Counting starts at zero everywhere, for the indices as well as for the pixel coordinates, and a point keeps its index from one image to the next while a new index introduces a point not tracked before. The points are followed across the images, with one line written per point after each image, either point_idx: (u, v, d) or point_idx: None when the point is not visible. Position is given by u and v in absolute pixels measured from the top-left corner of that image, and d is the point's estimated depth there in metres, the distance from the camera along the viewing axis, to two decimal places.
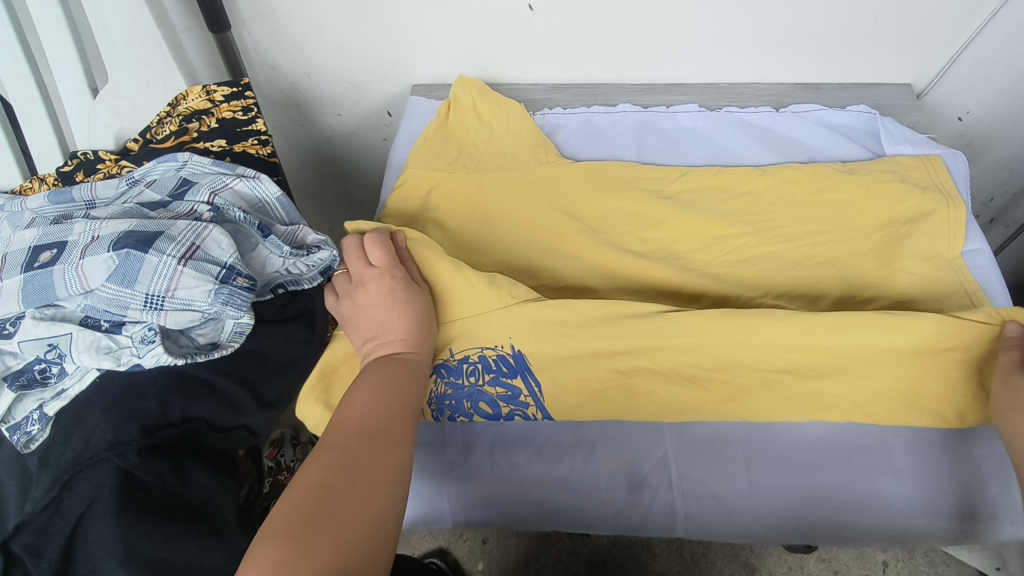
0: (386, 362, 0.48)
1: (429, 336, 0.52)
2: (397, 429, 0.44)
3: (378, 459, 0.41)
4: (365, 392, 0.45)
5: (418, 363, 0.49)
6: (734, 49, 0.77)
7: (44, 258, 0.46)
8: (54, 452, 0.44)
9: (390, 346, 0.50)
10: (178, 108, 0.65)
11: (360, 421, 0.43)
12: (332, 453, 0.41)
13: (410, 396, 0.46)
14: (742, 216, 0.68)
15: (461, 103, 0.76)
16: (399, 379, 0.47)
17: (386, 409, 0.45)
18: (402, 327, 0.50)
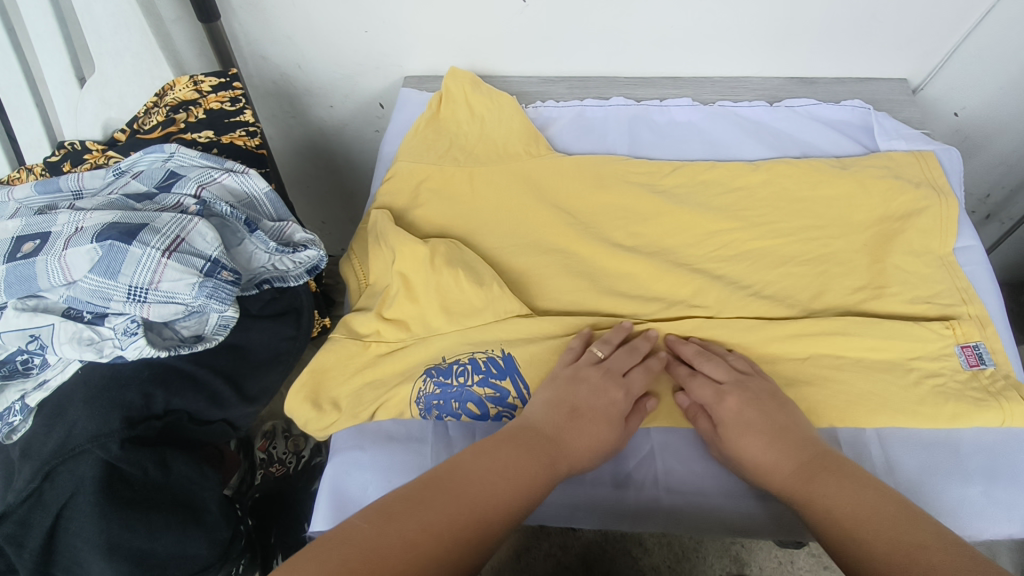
0: (546, 442, 0.49)
1: (600, 458, 0.51)
2: (499, 525, 0.43)
3: (470, 545, 0.41)
4: (502, 467, 0.46)
5: (565, 465, 0.49)
6: (728, 42, 0.77)
7: (27, 248, 0.45)
8: (36, 444, 0.44)
9: (572, 437, 0.50)
10: (165, 98, 0.64)
11: (484, 496, 0.44)
12: (436, 515, 0.41)
13: (530, 496, 0.46)
14: (734, 211, 0.68)
15: (453, 95, 0.76)
16: (535, 471, 0.47)
17: (504, 499, 0.44)
18: (589, 432, 0.51)
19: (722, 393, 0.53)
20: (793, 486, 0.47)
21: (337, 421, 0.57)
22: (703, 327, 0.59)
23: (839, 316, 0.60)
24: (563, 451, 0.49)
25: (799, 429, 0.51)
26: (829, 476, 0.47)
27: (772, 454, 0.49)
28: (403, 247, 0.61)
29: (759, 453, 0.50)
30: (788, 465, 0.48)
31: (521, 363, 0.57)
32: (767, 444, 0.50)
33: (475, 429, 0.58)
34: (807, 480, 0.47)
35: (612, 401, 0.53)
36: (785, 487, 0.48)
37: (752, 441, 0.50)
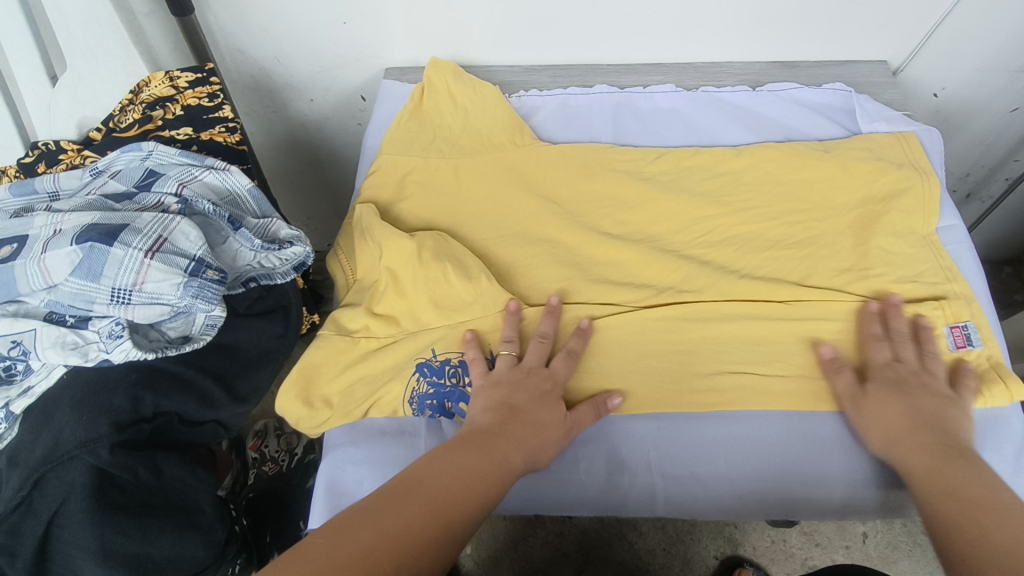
0: (494, 440, 0.49)
1: (547, 449, 0.52)
2: (460, 528, 0.43)
3: (432, 549, 0.40)
4: (456, 470, 0.46)
5: (518, 466, 0.49)
6: (710, 27, 0.77)
7: (4, 252, 0.44)
8: (24, 451, 0.43)
9: (518, 433, 0.50)
10: (141, 96, 0.63)
11: (444, 500, 0.43)
12: (397, 520, 0.40)
13: (488, 496, 0.46)
14: (720, 196, 0.68)
15: (435, 86, 0.75)
16: (490, 471, 0.47)
17: (461, 503, 0.44)
18: (531, 423, 0.51)
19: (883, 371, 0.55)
20: (915, 471, 0.49)
21: (330, 419, 0.57)
22: (692, 313, 0.60)
23: (825, 297, 0.61)
24: (513, 448, 0.49)
25: (945, 421, 0.51)
26: (949, 463, 0.48)
27: (897, 437, 0.51)
28: (391, 244, 0.61)
29: (882, 431, 0.52)
30: (920, 450, 0.49)
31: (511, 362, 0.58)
32: (897, 424, 0.51)
33: None
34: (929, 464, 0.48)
35: (544, 392, 0.54)
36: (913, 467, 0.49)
37: (880, 421, 0.52)
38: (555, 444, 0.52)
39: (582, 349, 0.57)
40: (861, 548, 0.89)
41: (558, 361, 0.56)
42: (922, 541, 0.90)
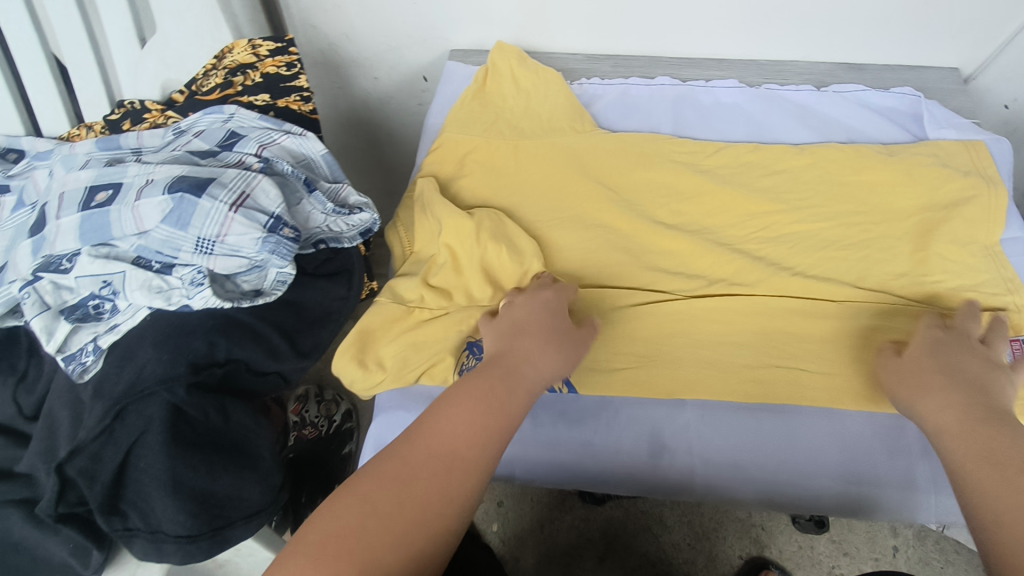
0: (495, 366, 0.47)
1: (553, 357, 0.50)
2: (473, 454, 0.42)
3: (439, 484, 0.41)
4: (457, 401, 0.45)
5: (529, 383, 0.47)
6: (777, 23, 0.76)
7: (101, 198, 0.47)
8: (108, 384, 0.46)
9: (517, 353, 0.49)
10: (223, 61, 0.66)
11: (445, 436, 0.43)
12: (397, 467, 0.41)
13: (500, 417, 0.44)
14: (778, 193, 0.68)
15: (499, 69, 0.76)
16: (494, 396, 0.45)
17: (469, 432, 0.43)
18: (531, 337, 0.50)
19: (931, 342, 0.52)
20: (954, 437, 0.45)
21: (383, 382, 0.59)
22: (743, 306, 0.60)
23: (880, 301, 0.60)
24: (516, 367, 0.48)
25: (986, 390, 0.48)
26: (977, 433, 0.44)
27: (943, 402, 0.47)
28: (451, 221, 0.62)
29: (928, 397, 0.48)
30: (961, 415, 0.46)
31: None
32: (943, 388, 0.48)
33: None
34: (972, 430, 0.45)
35: (543, 307, 0.54)
36: (948, 434, 0.45)
37: (925, 388, 0.49)
38: (559, 355, 0.50)
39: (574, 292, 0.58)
40: (891, 562, 0.88)
41: (547, 290, 0.56)
42: (955, 560, 0.88)
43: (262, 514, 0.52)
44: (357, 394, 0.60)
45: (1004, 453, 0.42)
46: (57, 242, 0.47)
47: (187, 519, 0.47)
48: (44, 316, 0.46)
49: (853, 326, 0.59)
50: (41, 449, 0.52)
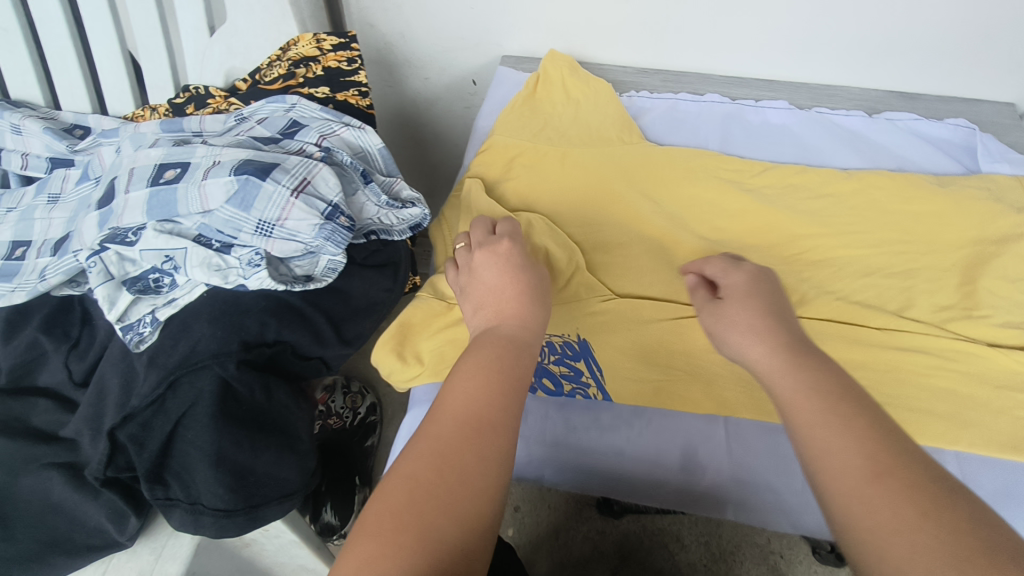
0: (488, 333, 0.46)
1: (538, 311, 0.49)
2: (497, 415, 0.41)
3: (474, 448, 0.39)
4: (465, 370, 0.43)
5: (523, 338, 0.47)
6: (832, 47, 0.76)
7: (169, 175, 0.49)
8: (162, 355, 0.47)
9: (502, 316, 0.48)
10: (288, 53, 0.68)
11: (461, 401, 0.41)
12: (426, 444, 0.39)
13: (510, 374, 0.43)
14: (824, 217, 0.67)
15: (550, 76, 0.78)
16: (500, 361, 0.44)
17: (485, 397, 0.41)
18: (512, 293, 0.49)
19: (749, 282, 0.48)
20: (772, 375, 0.41)
21: (420, 375, 0.59)
22: None
23: (923, 331, 0.59)
24: (506, 329, 0.47)
25: (793, 327, 0.44)
26: (818, 368, 0.40)
27: (757, 338, 0.43)
28: (495, 218, 0.63)
29: (735, 337, 0.44)
30: (777, 351, 0.41)
31: (595, 346, 0.60)
32: (748, 326, 0.44)
33: (549, 404, 0.59)
34: (795, 365, 0.40)
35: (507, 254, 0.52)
36: (768, 371, 0.41)
37: (738, 326, 0.44)
38: (533, 305, 0.49)
39: (519, 231, 0.57)
40: None
41: (501, 239, 0.54)
42: None
43: (295, 494, 0.53)
44: (394, 385, 0.61)
45: (805, 392, 0.38)
46: (125, 216, 0.49)
47: (226, 493, 0.48)
48: (108, 286, 0.48)
49: (894, 355, 0.58)
50: (87, 417, 0.56)
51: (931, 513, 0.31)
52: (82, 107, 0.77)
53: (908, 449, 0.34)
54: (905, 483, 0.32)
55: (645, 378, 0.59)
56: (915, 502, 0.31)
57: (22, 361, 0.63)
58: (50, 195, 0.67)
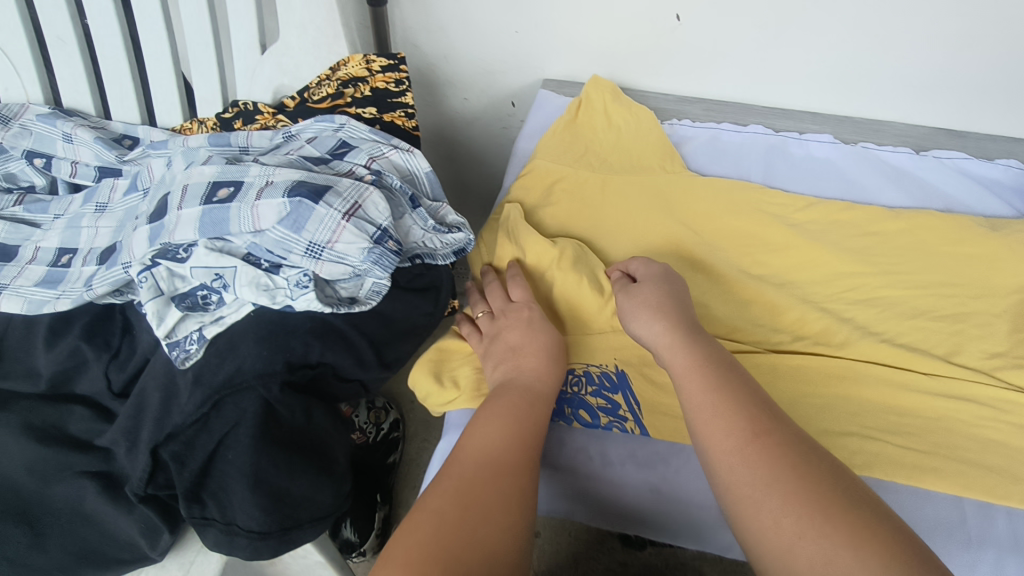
0: (509, 386, 0.52)
1: (557, 367, 0.55)
2: (516, 458, 0.47)
3: (496, 486, 0.45)
4: (489, 418, 0.50)
5: (542, 393, 0.52)
6: (880, 82, 0.75)
7: (223, 193, 0.50)
8: (208, 372, 0.48)
9: (522, 370, 0.53)
10: (337, 73, 0.69)
11: (485, 445, 0.48)
12: (448, 486, 0.45)
13: (529, 426, 0.50)
14: (869, 255, 0.66)
15: (592, 102, 0.78)
16: (517, 410, 0.50)
17: (504, 442, 0.48)
18: (534, 357, 0.54)
19: (650, 276, 0.59)
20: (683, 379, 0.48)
21: (456, 399, 0.58)
22: (825, 368, 0.59)
23: (973, 379, 0.58)
24: (525, 382, 0.52)
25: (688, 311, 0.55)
26: (709, 355, 0.49)
27: (653, 323, 0.53)
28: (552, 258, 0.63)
29: (636, 321, 0.55)
30: (673, 336, 0.51)
31: (634, 378, 0.59)
32: (649, 311, 0.54)
33: (586, 437, 0.58)
34: (691, 356, 0.50)
35: (529, 318, 0.57)
36: (671, 359, 0.51)
37: (639, 312, 0.55)
38: (553, 360, 0.55)
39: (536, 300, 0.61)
40: None
41: (521, 307, 0.58)
42: None
43: (329, 519, 0.52)
44: (429, 410, 0.60)
45: (708, 385, 0.47)
46: (176, 232, 0.49)
47: (261, 515, 0.48)
48: (157, 301, 0.48)
49: (942, 402, 0.57)
50: (126, 428, 0.56)
51: (799, 472, 0.40)
52: (130, 118, 0.78)
53: (782, 425, 0.44)
54: (778, 454, 0.41)
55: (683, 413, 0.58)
56: (786, 468, 0.41)
57: (63, 368, 0.63)
58: (97, 204, 0.68)
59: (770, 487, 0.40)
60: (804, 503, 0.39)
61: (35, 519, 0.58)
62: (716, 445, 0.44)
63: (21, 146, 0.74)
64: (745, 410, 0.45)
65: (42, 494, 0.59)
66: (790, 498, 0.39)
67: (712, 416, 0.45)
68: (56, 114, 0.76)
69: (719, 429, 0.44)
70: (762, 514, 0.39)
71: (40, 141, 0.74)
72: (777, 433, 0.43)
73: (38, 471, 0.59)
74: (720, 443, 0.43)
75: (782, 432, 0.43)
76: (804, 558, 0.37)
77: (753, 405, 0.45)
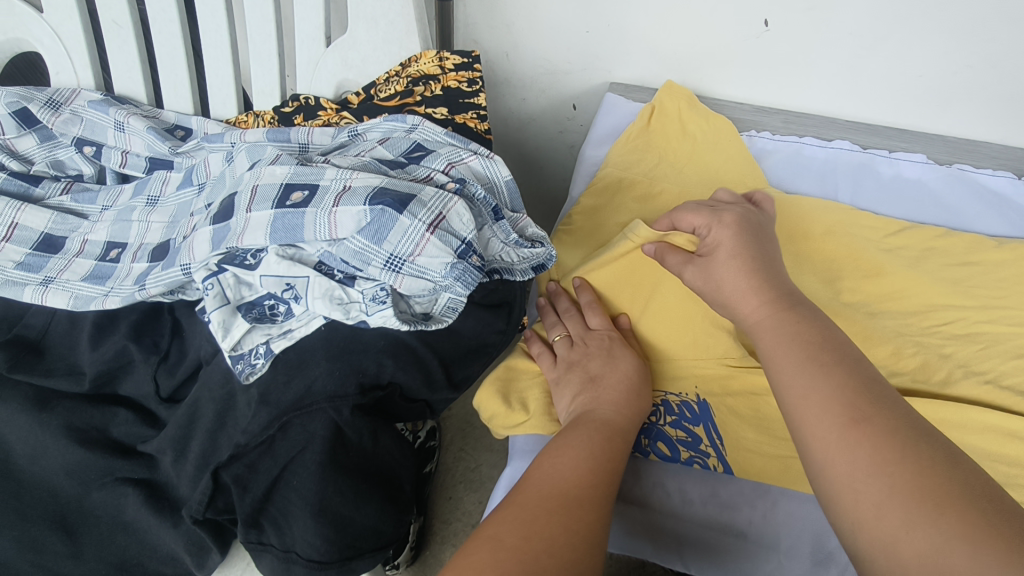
0: (591, 419, 0.46)
1: (638, 404, 0.50)
2: (586, 495, 0.40)
3: (559, 521, 0.38)
4: (566, 453, 0.43)
5: (624, 432, 0.46)
6: (980, 99, 0.70)
7: (296, 197, 0.46)
8: (275, 392, 0.45)
9: (602, 404, 0.48)
10: (408, 69, 0.66)
11: (555, 476, 0.41)
12: (513, 509, 0.39)
13: (608, 464, 0.43)
14: (967, 287, 0.61)
15: (666, 109, 0.74)
16: (593, 444, 0.44)
17: (575, 472, 0.42)
18: (613, 393, 0.49)
19: (728, 239, 0.50)
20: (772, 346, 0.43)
21: (525, 423, 0.54)
22: (927, 407, 0.53)
23: None
24: (607, 417, 0.47)
25: (784, 278, 0.48)
26: (800, 324, 0.43)
27: (742, 302, 0.46)
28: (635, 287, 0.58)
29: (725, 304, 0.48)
30: (766, 304, 0.45)
31: (717, 411, 0.55)
32: (744, 293, 0.46)
33: (665, 473, 0.54)
34: (776, 323, 0.44)
35: (608, 347, 0.53)
36: (757, 329, 0.45)
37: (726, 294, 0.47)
38: (632, 397, 0.49)
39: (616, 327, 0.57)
40: None
41: (598, 334, 0.54)
42: None
43: (388, 547, 0.49)
44: (493, 431, 0.56)
45: (804, 355, 0.40)
46: (245, 236, 0.45)
47: (322, 545, 0.44)
48: (223, 310, 0.44)
49: None
50: (174, 439, 0.52)
51: (910, 452, 0.33)
52: (183, 107, 0.76)
53: (890, 403, 0.37)
54: (883, 432, 0.35)
55: (763, 450, 0.54)
56: (890, 446, 0.34)
57: (108, 368, 0.57)
58: (148, 197, 0.65)
59: (870, 470, 0.33)
60: (906, 486, 0.32)
61: (73, 527, 0.55)
62: (807, 424, 0.37)
63: (71, 133, 0.71)
64: (843, 387, 0.38)
65: (81, 500, 0.56)
66: (895, 481, 0.33)
67: (802, 398, 0.38)
68: (108, 101, 0.73)
69: (811, 408, 0.38)
70: (859, 501, 0.33)
71: (91, 128, 0.72)
72: (883, 413, 0.36)
73: (78, 476, 0.55)
74: (811, 422, 0.37)
75: (889, 411, 0.36)
76: (911, 548, 0.31)
77: (854, 380, 0.38)
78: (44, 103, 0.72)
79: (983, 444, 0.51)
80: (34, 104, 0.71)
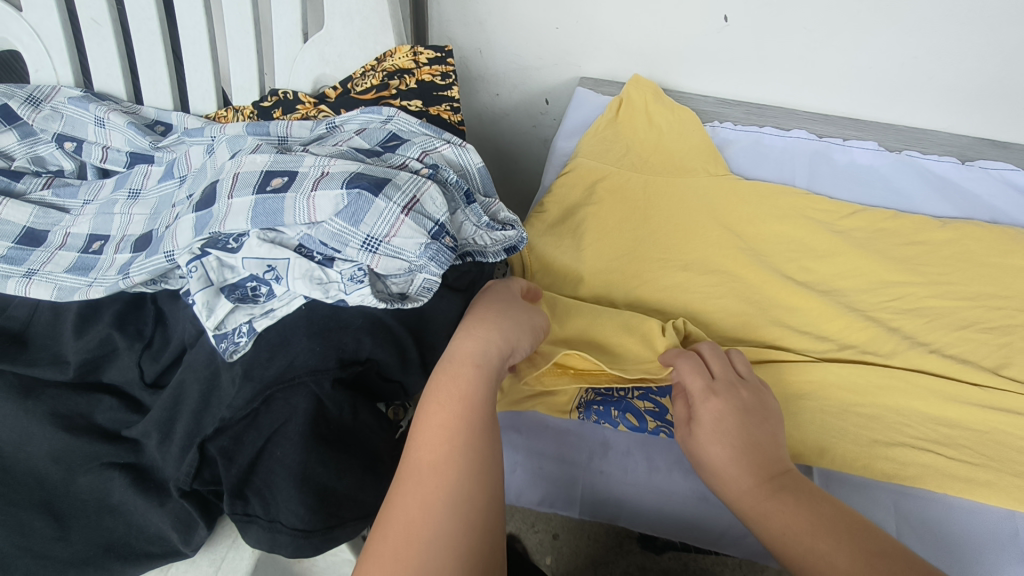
0: (455, 362, 0.47)
1: (524, 340, 0.51)
2: (452, 447, 0.43)
3: (430, 492, 0.41)
4: (432, 422, 0.44)
5: (484, 364, 0.47)
6: (925, 92, 0.74)
7: (276, 183, 0.48)
8: (259, 367, 0.47)
9: (467, 343, 0.48)
10: (383, 64, 0.69)
11: (422, 447, 0.43)
12: (397, 498, 0.41)
13: (471, 410, 0.45)
14: (914, 265, 0.65)
15: (633, 101, 0.77)
16: (466, 398, 0.45)
17: (441, 437, 0.43)
18: (488, 328, 0.50)
19: (713, 417, 0.49)
20: (742, 500, 0.45)
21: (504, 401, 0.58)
22: (875, 376, 0.57)
23: None
24: (472, 354, 0.48)
25: (773, 434, 0.49)
26: (790, 504, 0.43)
27: (723, 468, 0.46)
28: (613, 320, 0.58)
29: (717, 468, 0.47)
30: (738, 459, 0.46)
31: None
32: (720, 445, 0.47)
33: (632, 444, 0.57)
34: (739, 473, 0.46)
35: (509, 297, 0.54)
36: (728, 493, 0.46)
37: (737, 461, 0.46)
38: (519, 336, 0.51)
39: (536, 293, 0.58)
40: None
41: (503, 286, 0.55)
42: None
43: (369, 518, 0.51)
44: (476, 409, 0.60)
45: (779, 501, 0.44)
46: (227, 221, 0.47)
47: (306, 514, 0.46)
48: (207, 292, 0.46)
49: (993, 415, 0.55)
50: (159, 420, 0.53)
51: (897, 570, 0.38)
52: (162, 102, 0.77)
53: (854, 524, 0.42)
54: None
55: None
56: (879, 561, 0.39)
57: (93, 356, 0.59)
58: (130, 190, 0.66)
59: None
60: None
61: (61, 511, 0.55)
62: (812, 553, 0.41)
63: (51, 129, 0.72)
64: (822, 523, 0.42)
65: (66, 485, 0.56)
66: None
67: (794, 537, 0.42)
68: (88, 98, 0.74)
69: (806, 535, 0.41)
70: None
71: (71, 124, 0.73)
72: (853, 537, 0.41)
73: (65, 461, 0.56)
74: (813, 549, 0.41)
75: (866, 536, 0.41)
76: None
77: (827, 517, 0.42)
78: (24, 100, 0.73)
79: (921, 406, 0.56)
80: (14, 101, 0.72)
